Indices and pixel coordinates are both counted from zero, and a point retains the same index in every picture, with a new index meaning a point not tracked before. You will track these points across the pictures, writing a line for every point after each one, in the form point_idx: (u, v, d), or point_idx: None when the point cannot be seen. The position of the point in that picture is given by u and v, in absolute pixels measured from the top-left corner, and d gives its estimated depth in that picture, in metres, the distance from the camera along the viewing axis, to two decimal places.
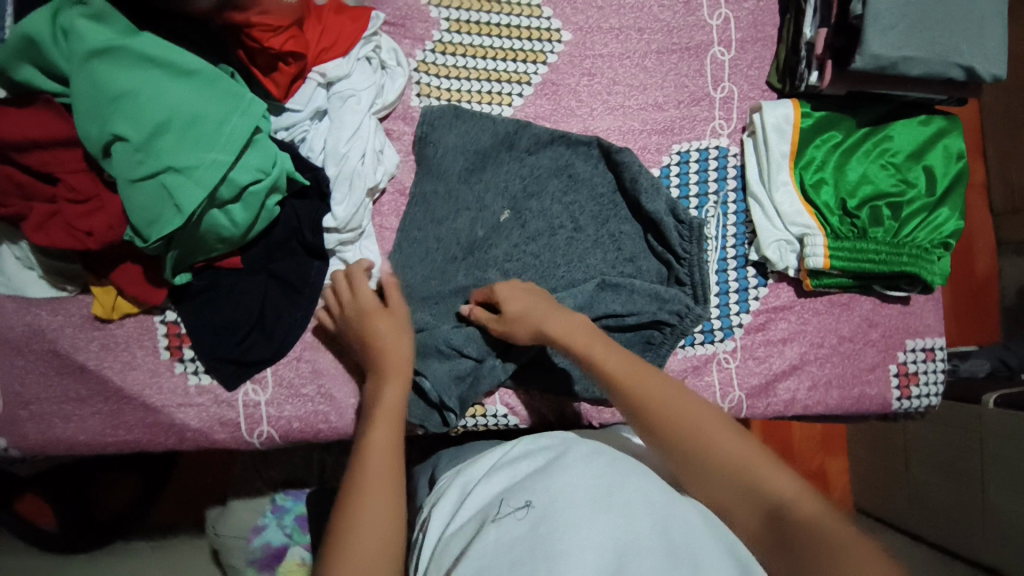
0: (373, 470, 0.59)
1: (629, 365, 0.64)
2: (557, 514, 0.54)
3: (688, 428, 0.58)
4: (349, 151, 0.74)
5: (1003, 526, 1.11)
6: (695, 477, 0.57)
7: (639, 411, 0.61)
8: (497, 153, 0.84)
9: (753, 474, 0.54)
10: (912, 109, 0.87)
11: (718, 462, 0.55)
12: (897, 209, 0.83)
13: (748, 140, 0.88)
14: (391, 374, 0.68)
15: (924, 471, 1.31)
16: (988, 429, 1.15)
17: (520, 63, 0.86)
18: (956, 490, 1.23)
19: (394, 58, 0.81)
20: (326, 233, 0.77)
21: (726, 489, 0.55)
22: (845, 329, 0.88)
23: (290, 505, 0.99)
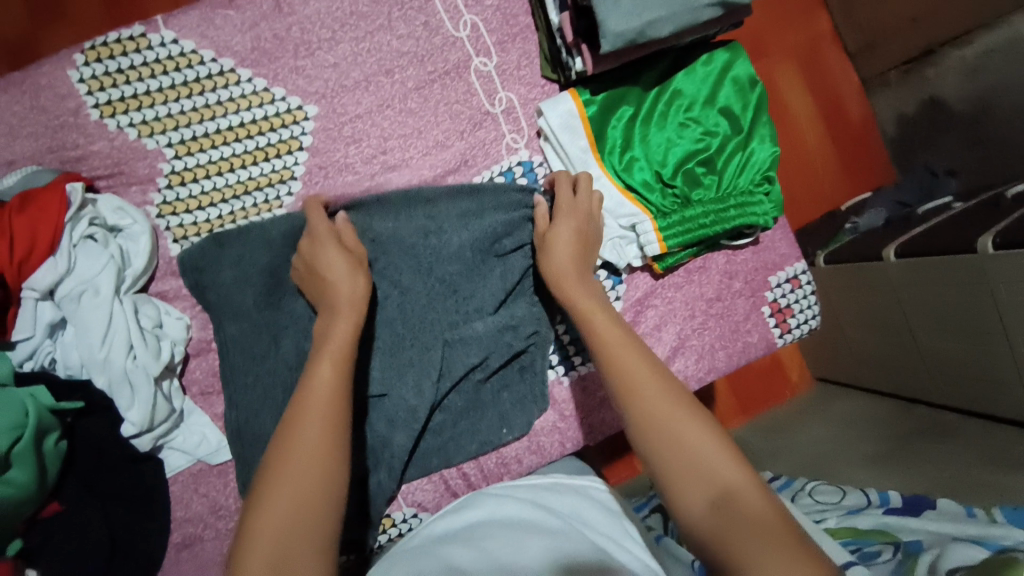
0: (304, 445, 0.53)
1: (620, 336, 0.59)
2: None
3: (656, 400, 0.54)
4: (108, 355, 0.65)
5: (940, 364, 1.15)
6: (652, 438, 0.52)
7: (618, 378, 0.56)
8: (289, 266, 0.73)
9: (704, 452, 0.50)
10: (692, 52, 0.81)
11: (675, 435, 0.51)
12: (710, 163, 0.79)
13: (546, 145, 0.81)
14: (341, 314, 0.63)
15: (859, 332, 1.34)
16: (895, 283, 1.17)
17: (274, 160, 0.76)
18: (889, 344, 1.27)
19: (125, 215, 0.70)
20: (136, 437, 0.69)
21: (679, 467, 0.50)
22: (709, 291, 0.86)
23: None
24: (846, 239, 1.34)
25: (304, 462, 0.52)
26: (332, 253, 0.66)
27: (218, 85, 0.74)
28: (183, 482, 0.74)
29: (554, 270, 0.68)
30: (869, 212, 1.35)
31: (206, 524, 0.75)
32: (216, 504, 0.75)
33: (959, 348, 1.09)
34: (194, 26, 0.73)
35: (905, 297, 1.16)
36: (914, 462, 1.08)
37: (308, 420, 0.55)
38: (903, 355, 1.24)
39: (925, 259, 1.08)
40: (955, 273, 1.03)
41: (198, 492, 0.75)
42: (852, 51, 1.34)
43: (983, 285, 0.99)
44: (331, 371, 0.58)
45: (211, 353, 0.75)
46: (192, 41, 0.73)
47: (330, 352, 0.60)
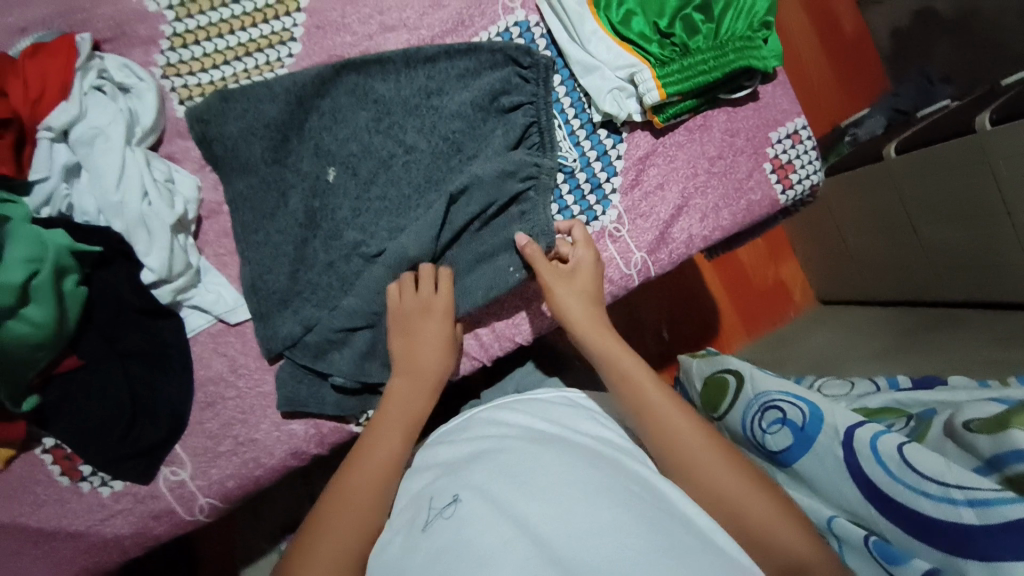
0: (370, 467, 0.60)
1: (670, 401, 0.61)
2: (479, 515, 0.50)
3: (726, 481, 0.55)
4: (124, 198, 0.66)
5: (945, 252, 1.15)
6: (705, 478, 0.56)
7: (670, 448, 0.58)
8: (299, 123, 0.75)
9: (771, 529, 0.52)
10: None
11: (742, 511, 0.54)
12: (707, 11, 0.79)
13: (542, 3, 0.81)
14: (419, 383, 0.69)
15: (862, 238, 1.36)
16: (897, 177, 1.18)
17: (272, 22, 0.76)
18: (892, 243, 1.28)
19: (131, 73, 0.71)
20: (155, 287, 0.70)
21: (737, 516, 0.54)
22: (711, 149, 0.86)
23: None
24: (844, 149, 1.37)
25: (364, 494, 0.58)
26: (435, 326, 0.71)
27: None
28: (202, 342, 0.75)
29: (581, 320, 0.70)
30: (868, 122, 1.37)
31: (227, 382, 0.76)
32: (236, 363, 0.76)
33: (964, 238, 1.10)
34: None
35: (908, 194, 1.17)
36: (922, 353, 1.08)
37: (371, 475, 0.59)
38: (907, 254, 1.26)
39: (924, 150, 1.09)
40: (957, 154, 1.03)
41: (217, 351, 0.76)
42: None
43: (984, 165, 0.99)
44: (421, 404, 0.68)
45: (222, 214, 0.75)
46: None
47: (398, 423, 0.65)
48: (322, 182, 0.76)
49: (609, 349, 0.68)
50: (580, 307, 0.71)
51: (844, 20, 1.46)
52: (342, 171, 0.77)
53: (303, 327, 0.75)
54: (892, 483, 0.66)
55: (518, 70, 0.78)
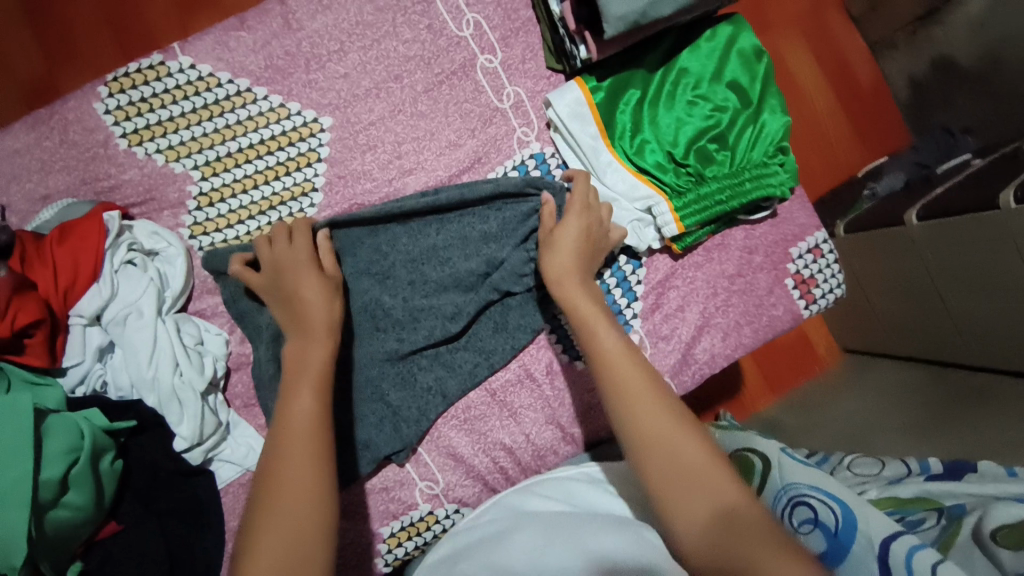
0: (298, 426, 0.57)
1: (629, 358, 0.61)
2: None
3: (672, 438, 0.56)
4: (156, 373, 0.68)
5: (971, 323, 1.07)
6: (651, 427, 0.57)
7: (624, 402, 0.59)
8: None
9: (708, 483, 0.53)
10: (694, 30, 0.81)
11: (682, 469, 0.54)
12: (722, 139, 0.79)
13: (557, 136, 0.82)
14: (316, 336, 0.64)
15: (883, 298, 1.28)
16: (916, 245, 1.11)
17: (294, 174, 0.78)
18: (914, 307, 1.20)
19: (160, 240, 0.73)
20: (188, 450, 0.72)
21: (682, 473, 0.54)
22: (730, 267, 0.86)
23: None
24: (864, 207, 1.29)
25: (299, 465, 0.55)
26: (309, 277, 0.66)
27: (236, 105, 0.76)
28: (234, 493, 0.76)
29: (566, 271, 0.69)
30: (888, 177, 1.30)
31: None
32: None
33: (990, 308, 1.01)
34: (208, 50, 0.76)
35: (928, 258, 1.09)
36: (951, 432, 0.98)
37: (300, 435, 0.57)
38: (929, 319, 1.17)
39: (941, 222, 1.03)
40: (979, 232, 0.96)
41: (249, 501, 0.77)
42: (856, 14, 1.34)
43: (1008, 245, 0.93)
44: (325, 346, 0.63)
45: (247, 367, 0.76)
46: (209, 65, 0.76)
47: (310, 378, 0.61)
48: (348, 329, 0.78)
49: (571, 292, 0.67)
50: (566, 254, 0.69)
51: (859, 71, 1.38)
52: (365, 315, 0.78)
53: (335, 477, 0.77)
54: None
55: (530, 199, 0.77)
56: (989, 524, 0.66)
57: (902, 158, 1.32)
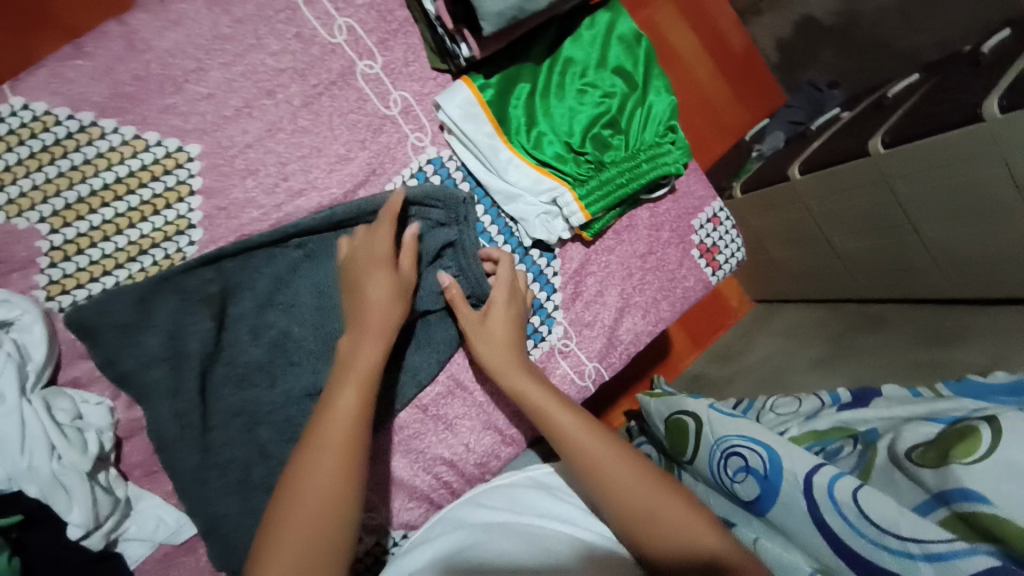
0: (340, 420, 0.58)
1: (588, 429, 0.65)
2: None
3: (623, 479, 0.61)
4: (32, 461, 0.59)
5: (859, 262, 1.14)
6: (617, 495, 0.60)
7: (589, 470, 0.62)
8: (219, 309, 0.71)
9: (661, 513, 0.58)
10: (574, 17, 0.81)
11: (635, 503, 0.59)
12: (615, 124, 0.80)
13: (452, 138, 0.80)
14: (368, 335, 0.64)
15: (783, 250, 1.34)
16: (804, 196, 1.16)
17: (166, 211, 0.70)
18: (810, 254, 1.26)
19: (11, 307, 0.63)
20: (85, 538, 0.63)
21: (661, 528, 0.57)
22: (640, 247, 0.88)
23: None
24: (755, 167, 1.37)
25: (325, 476, 0.55)
26: (380, 278, 0.67)
27: (82, 143, 0.67)
28: (151, 569, 0.69)
29: (500, 367, 0.70)
30: (768, 137, 1.40)
31: None
32: None
33: (873, 245, 1.09)
34: (43, 85, 0.66)
35: (816, 205, 1.14)
36: (854, 362, 1.07)
37: (334, 443, 0.57)
38: (824, 263, 1.24)
39: (825, 170, 1.07)
40: (855, 176, 1.01)
41: (170, 573, 0.70)
42: None
43: (881, 183, 0.98)
44: (374, 352, 0.63)
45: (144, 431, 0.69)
46: (44, 102, 0.66)
47: (354, 376, 0.62)
48: (257, 367, 0.72)
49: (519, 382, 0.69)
50: (509, 346, 0.72)
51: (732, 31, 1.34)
52: (277, 351, 0.73)
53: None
54: (854, 535, 0.66)
55: (428, 215, 0.76)
56: (904, 446, 0.68)
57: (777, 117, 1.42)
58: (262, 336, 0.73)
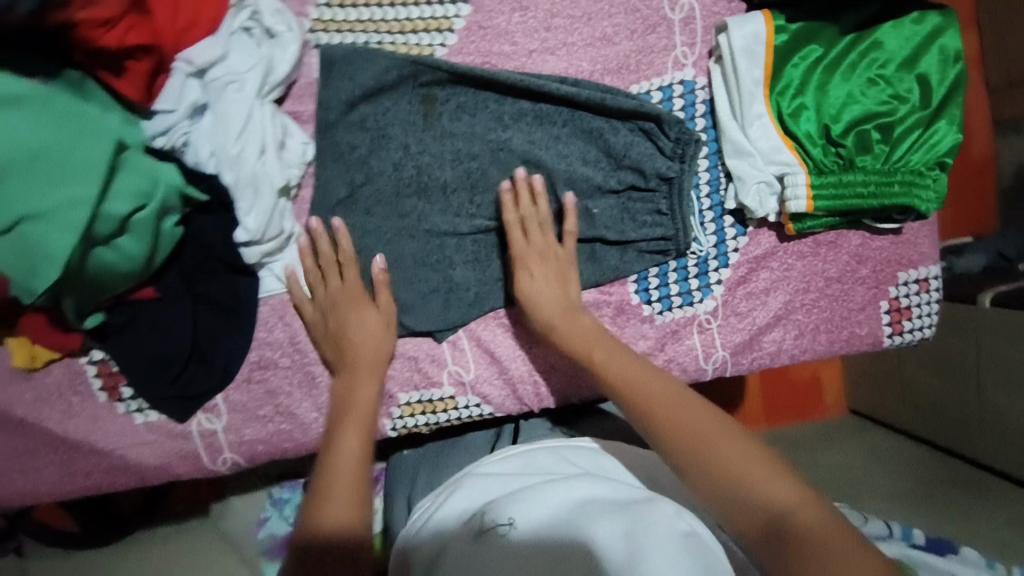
0: (343, 468, 0.61)
1: (643, 377, 0.63)
2: (531, 535, 0.57)
3: (722, 449, 0.54)
4: (241, 152, 0.62)
5: (995, 416, 1.07)
6: (677, 441, 0.56)
7: (640, 411, 0.60)
8: (433, 111, 0.72)
9: (754, 480, 0.52)
10: (902, 6, 0.73)
11: (725, 469, 0.53)
12: (888, 131, 0.73)
13: (716, 68, 0.74)
14: (383, 326, 0.72)
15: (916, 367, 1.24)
16: (983, 330, 1.08)
17: (435, 6, 0.71)
18: (946, 387, 1.17)
19: (282, 20, 0.65)
20: (244, 246, 0.67)
21: (720, 481, 0.53)
22: (832, 269, 0.81)
23: (287, 496, 1.09)
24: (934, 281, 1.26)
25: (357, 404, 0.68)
26: (364, 313, 0.70)
27: None
28: (272, 307, 0.74)
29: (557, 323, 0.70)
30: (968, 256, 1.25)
31: (283, 351, 0.74)
32: (296, 336, 0.74)
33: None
34: None
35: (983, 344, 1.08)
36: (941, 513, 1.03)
37: (359, 413, 0.67)
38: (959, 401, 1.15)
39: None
40: None
41: (283, 320, 0.74)
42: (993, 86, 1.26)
43: None
44: (357, 444, 0.64)
45: (323, 185, 0.71)
46: None
47: (356, 413, 0.67)
48: (441, 185, 0.73)
49: (573, 335, 0.69)
50: (558, 297, 0.71)
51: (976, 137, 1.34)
52: (463, 183, 0.73)
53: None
54: None
55: (658, 139, 0.73)
56: None
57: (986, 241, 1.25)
58: (461, 163, 0.73)
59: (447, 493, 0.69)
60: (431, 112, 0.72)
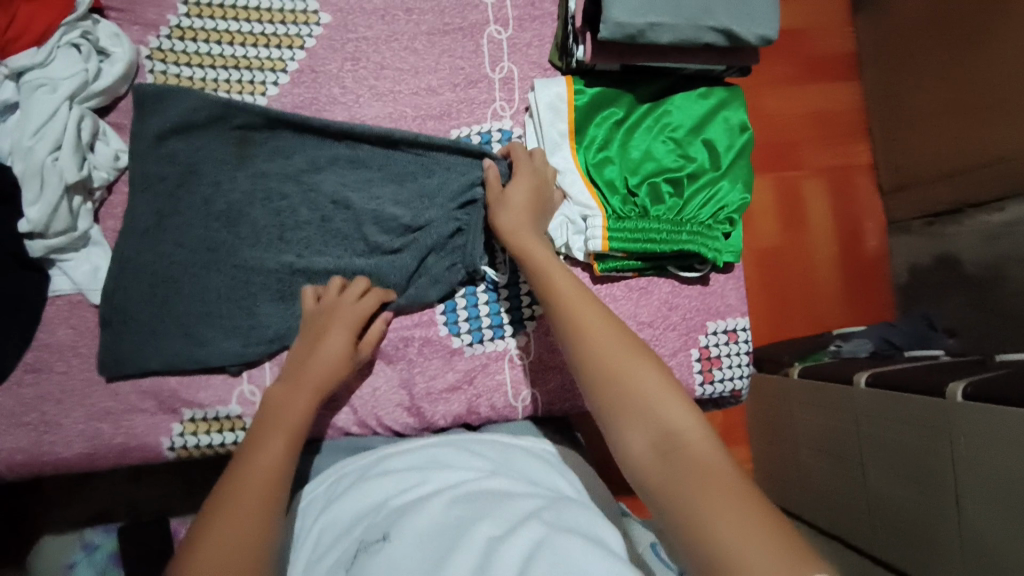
0: (247, 486, 0.56)
1: (583, 297, 0.61)
2: (412, 541, 0.51)
3: (637, 377, 0.53)
4: (35, 145, 0.67)
5: (883, 513, 0.93)
6: (596, 359, 0.55)
7: (571, 327, 0.58)
8: (252, 144, 0.76)
9: (663, 407, 0.51)
10: (692, 82, 0.83)
11: (644, 406, 0.51)
12: (678, 185, 0.80)
13: (529, 121, 0.82)
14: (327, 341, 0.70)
15: (810, 456, 1.11)
16: (857, 411, 0.97)
17: (272, 49, 0.78)
18: (840, 478, 1.03)
19: (117, 43, 0.72)
20: (30, 239, 0.69)
21: (633, 405, 0.52)
22: (644, 313, 0.83)
23: (99, 542, 0.93)
24: (823, 359, 1.18)
25: (286, 417, 0.64)
26: (335, 333, 0.70)
27: None
28: (59, 307, 0.72)
29: (523, 237, 0.69)
30: (854, 341, 1.20)
31: (62, 355, 0.72)
32: (80, 340, 0.72)
33: (911, 502, 0.87)
34: None
35: (865, 424, 0.95)
36: None
37: (282, 426, 0.63)
38: (849, 493, 1.02)
39: (889, 395, 0.90)
40: (920, 416, 0.85)
41: (69, 321, 0.72)
42: (886, 189, 1.37)
43: (941, 434, 0.81)
44: (278, 447, 0.60)
45: (132, 191, 0.74)
46: None
47: (284, 428, 0.63)
48: (251, 218, 0.75)
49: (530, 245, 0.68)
50: (524, 213, 0.71)
51: (869, 233, 1.39)
52: (272, 217, 0.75)
53: (169, 365, 0.72)
54: None
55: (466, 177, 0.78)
56: None
57: (873, 328, 1.23)
58: (272, 201, 0.75)
59: (346, 479, 0.65)
60: (244, 152, 0.75)
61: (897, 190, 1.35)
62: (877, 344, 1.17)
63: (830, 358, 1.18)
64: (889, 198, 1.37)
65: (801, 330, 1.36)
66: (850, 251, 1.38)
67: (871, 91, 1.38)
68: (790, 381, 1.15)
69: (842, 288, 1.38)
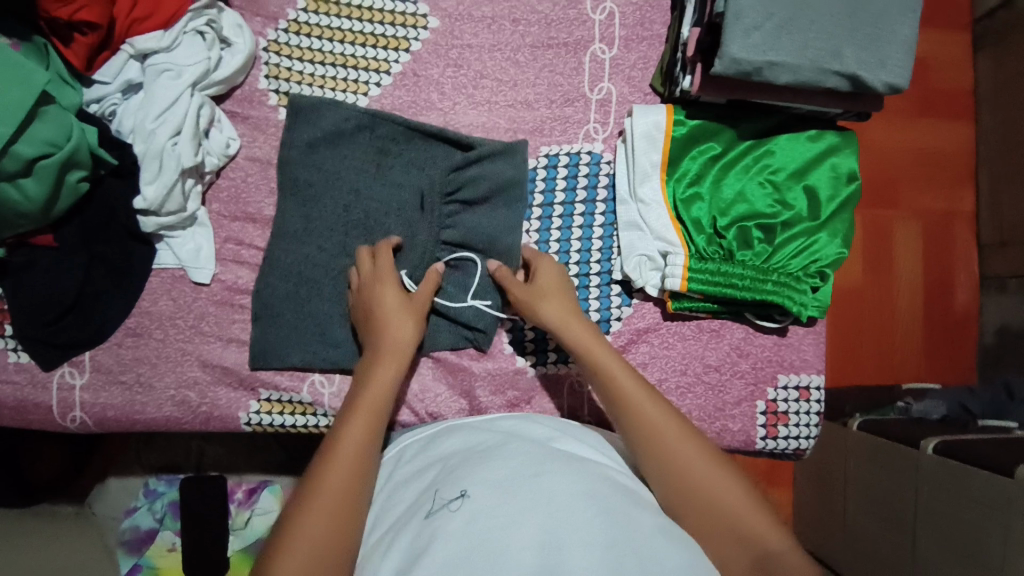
0: (338, 465, 0.57)
1: (650, 397, 0.61)
2: (491, 507, 0.50)
3: (718, 488, 0.55)
4: (156, 129, 0.71)
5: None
6: (672, 474, 0.56)
7: (642, 432, 0.59)
8: (391, 151, 0.79)
9: (750, 527, 0.52)
10: (802, 123, 0.79)
11: (730, 519, 0.53)
12: (769, 231, 0.76)
13: (621, 146, 0.80)
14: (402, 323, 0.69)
15: (860, 514, 1.02)
16: (923, 479, 0.89)
17: (379, 50, 0.79)
18: (891, 544, 0.95)
19: (239, 34, 0.76)
20: (143, 215, 0.74)
21: (720, 518, 0.53)
22: (712, 357, 0.81)
23: (162, 490, 1.00)
24: (888, 415, 1.12)
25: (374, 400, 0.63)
26: (390, 292, 0.70)
27: None
28: (161, 278, 0.77)
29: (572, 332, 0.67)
30: (926, 400, 1.12)
31: (160, 323, 0.77)
32: (175, 313, 0.77)
33: None
34: None
35: (926, 490, 0.88)
36: None
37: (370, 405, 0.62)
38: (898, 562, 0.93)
39: (957, 466, 0.83)
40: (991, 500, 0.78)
41: (168, 293, 0.77)
42: (983, 241, 1.27)
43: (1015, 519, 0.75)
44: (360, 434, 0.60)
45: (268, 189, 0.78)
46: None
47: (364, 411, 0.62)
48: (349, 218, 0.77)
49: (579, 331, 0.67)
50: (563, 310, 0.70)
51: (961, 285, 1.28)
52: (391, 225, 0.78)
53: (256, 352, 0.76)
54: None
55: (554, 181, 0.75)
56: None
57: (950, 393, 1.13)
58: (370, 204, 0.78)
59: (420, 440, 0.66)
60: (383, 162, 0.78)
61: (996, 246, 1.25)
62: (953, 408, 1.08)
63: (896, 416, 1.11)
64: (984, 252, 1.27)
65: (870, 379, 1.26)
66: (936, 302, 1.28)
67: (984, 132, 1.27)
68: (850, 433, 1.06)
69: (920, 338, 1.27)
